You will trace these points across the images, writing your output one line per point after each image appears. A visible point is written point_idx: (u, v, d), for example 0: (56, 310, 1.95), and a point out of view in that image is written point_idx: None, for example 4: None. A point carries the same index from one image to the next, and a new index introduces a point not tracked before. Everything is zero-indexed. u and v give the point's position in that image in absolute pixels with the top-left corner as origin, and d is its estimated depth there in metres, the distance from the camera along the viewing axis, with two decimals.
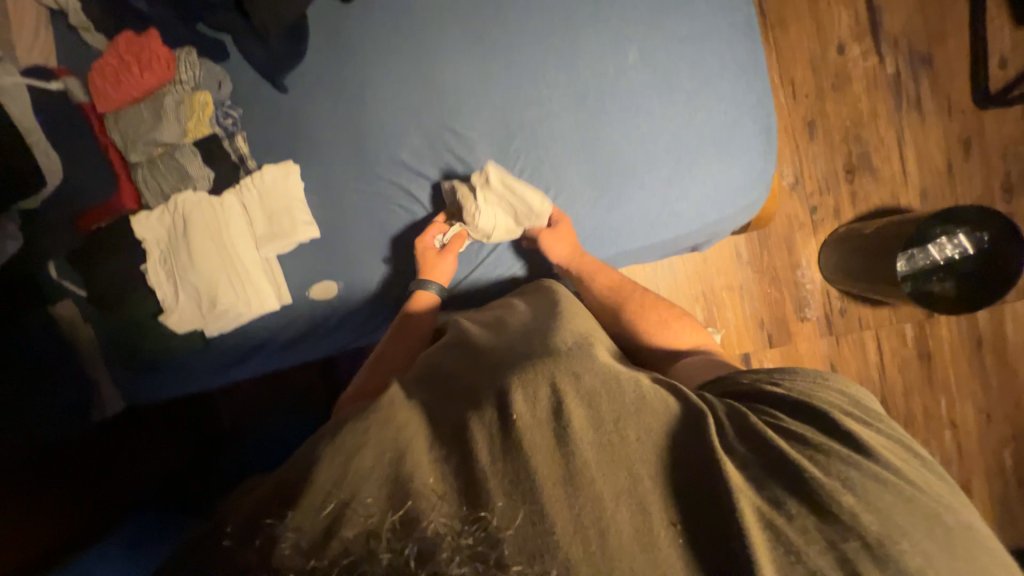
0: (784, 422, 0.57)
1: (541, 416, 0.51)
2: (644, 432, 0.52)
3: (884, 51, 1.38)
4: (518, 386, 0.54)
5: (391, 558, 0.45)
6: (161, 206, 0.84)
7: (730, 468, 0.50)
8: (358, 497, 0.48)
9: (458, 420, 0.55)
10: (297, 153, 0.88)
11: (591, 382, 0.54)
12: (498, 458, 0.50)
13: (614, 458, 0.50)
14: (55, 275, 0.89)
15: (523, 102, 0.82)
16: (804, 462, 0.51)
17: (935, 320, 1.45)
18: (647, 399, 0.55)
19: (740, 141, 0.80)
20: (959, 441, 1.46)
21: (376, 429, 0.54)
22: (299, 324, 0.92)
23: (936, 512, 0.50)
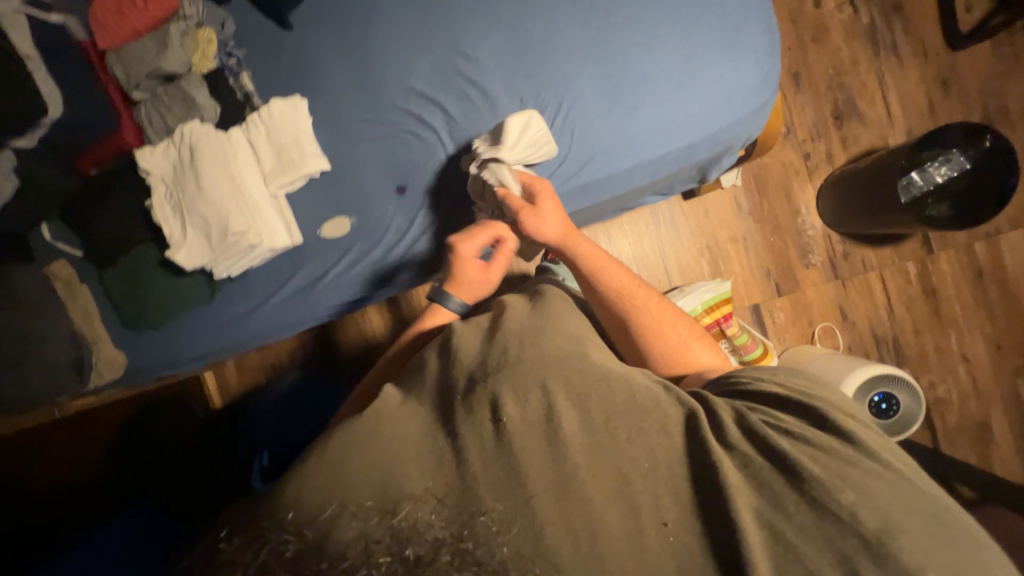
0: (785, 423, 0.59)
1: (530, 418, 0.55)
2: (636, 433, 0.56)
3: (859, 2, 1.45)
4: (509, 390, 0.57)
5: (390, 561, 0.39)
6: (166, 140, 0.82)
7: (732, 469, 0.54)
8: (358, 503, 0.47)
9: (449, 429, 0.56)
10: (304, 85, 0.87)
11: (581, 384, 0.60)
12: (490, 458, 0.52)
13: (608, 461, 0.54)
14: (49, 236, 0.90)
15: (531, 18, 0.83)
16: (802, 454, 0.54)
17: (935, 256, 1.48)
18: (641, 400, 0.59)
19: (747, 40, 0.82)
20: (974, 374, 1.47)
21: (374, 442, 0.54)
22: (311, 267, 0.89)
23: (934, 509, 0.51)
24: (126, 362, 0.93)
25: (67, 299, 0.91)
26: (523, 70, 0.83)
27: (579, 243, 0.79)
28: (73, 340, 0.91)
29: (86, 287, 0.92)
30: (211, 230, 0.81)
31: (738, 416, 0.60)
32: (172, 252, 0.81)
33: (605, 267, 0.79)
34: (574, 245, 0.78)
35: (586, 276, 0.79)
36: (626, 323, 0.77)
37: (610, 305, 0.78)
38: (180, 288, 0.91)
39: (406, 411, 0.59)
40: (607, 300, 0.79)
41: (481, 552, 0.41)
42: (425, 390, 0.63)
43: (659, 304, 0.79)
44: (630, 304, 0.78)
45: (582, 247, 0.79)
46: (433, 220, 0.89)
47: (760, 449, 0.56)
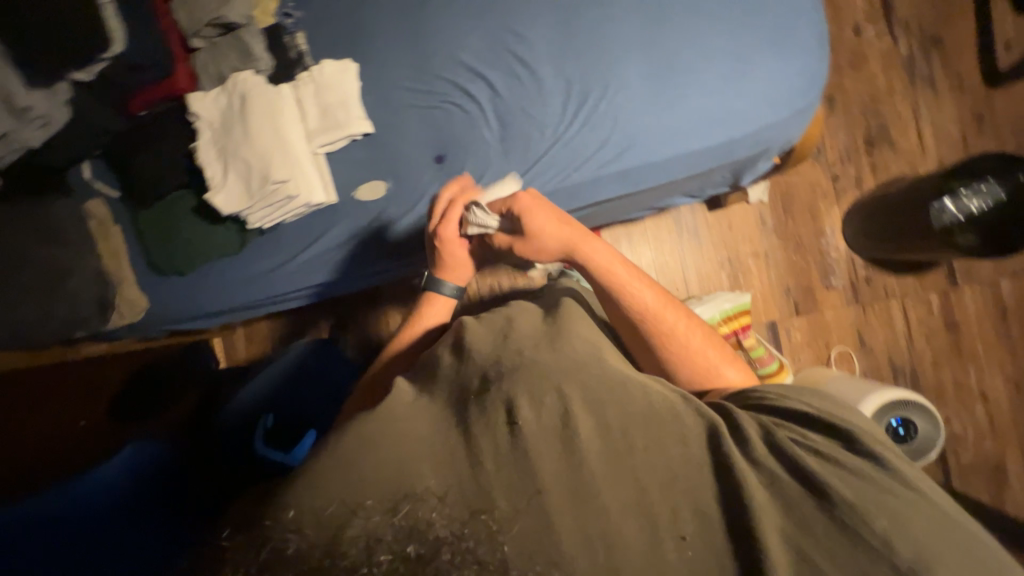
0: (812, 440, 0.51)
1: (546, 422, 0.50)
2: (652, 444, 0.50)
3: (898, 32, 1.46)
4: (525, 393, 0.52)
5: (391, 559, 0.37)
6: (219, 87, 0.85)
7: (751, 482, 0.47)
8: (359, 503, 0.45)
9: (459, 427, 0.52)
10: (357, 49, 0.89)
11: (595, 389, 0.53)
12: (508, 464, 0.47)
13: (624, 468, 0.48)
14: (88, 174, 0.95)
15: (584, 5, 0.85)
16: (828, 472, 0.47)
17: (959, 289, 1.46)
18: (655, 410, 0.53)
19: (797, 42, 0.83)
20: (991, 413, 1.44)
21: (382, 437, 0.51)
22: (325, 245, 0.91)
23: (977, 540, 0.44)
24: (146, 307, 0.95)
25: (98, 238, 0.92)
26: (572, 52, 0.85)
27: (584, 245, 0.73)
28: (99, 279, 0.90)
29: (118, 228, 0.94)
30: (249, 176, 0.83)
31: (760, 429, 0.53)
32: (211, 194, 0.84)
33: (626, 277, 0.71)
34: (578, 249, 0.73)
35: (599, 288, 0.72)
36: (652, 347, 0.69)
37: (637, 326, 0.69)
38: (210, 236, 0.91)
39: (418, 409, 0.56)
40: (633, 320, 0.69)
41: (479, 549, 0.39)
42: (440, 384, 0.59)
43: (692, 327, 0.70)
44: (661, 327, 0.68)
45: (591, 248, 0.72)
46: None
47: (779, 465, 0.49)
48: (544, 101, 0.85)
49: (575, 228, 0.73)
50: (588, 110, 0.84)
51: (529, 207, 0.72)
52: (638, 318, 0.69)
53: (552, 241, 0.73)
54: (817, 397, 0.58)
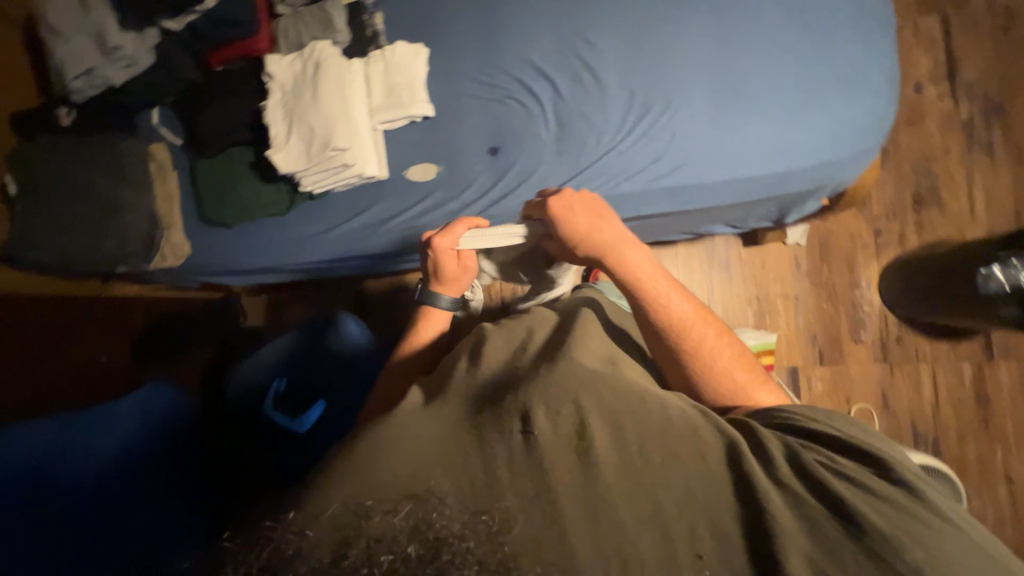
0: (841, 466, 0.46)
1: (562, 434, 0.44)
2: (669, 456, 0.44)
3: (961, 95, 1.44)
4: (541, 402, 0.46)
5: (392, 560, 0.34)
6: (296, 53, 0.89)
7: (777, 503, 0.41)
8: (361, 503, 0.39)
9: (473, 430, 0.46)
10: (430, 37, 0.92)
11: (613, 402, 0.47)
12: (525, 477, 0.42)
13: (638, 481, 0.42)
14: (156, 120, 0.97)
15: (657, 23, 0.86)
16: (862, 497, 0.42)
17: (994, 363, 1.41)
18: (673, 424, 0.46)
19: (866, 85, 0.83)
20: (1015, 497, 1.37)
21: (396, 434, 0.46)
22: (363, 219, 0.92)
23: None
24: (189, 254, 0.97)
25: (156, 179, 0.95)
26: (639, 66, 0.86)
27: (615, 242, 0.68)
28: (150, 220, 0.93)
29: (176, 173, 0.96)
30: (311, 139, 0.85)
31: (788, 450, 0.47)
32: (271, 151, 0.86)
33: (658, 285, 0.66)
34: (616, 255, 0.68)
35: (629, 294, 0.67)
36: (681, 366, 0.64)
37: (664, 342, 0.65)
38: (260, 193, 0.93)
39: (428, 418, 0.49)
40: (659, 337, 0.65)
41: (479, 551, 0.36)
42: (455, 384, 0.53)
43: (722, 344, 0.65)
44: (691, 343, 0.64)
45: (628, 254, 0.67)
46: (508, 195, 0.89)
47: (809, 490, 0.43)
48: (606, 109, 0.86)
49: (614, 226, 0.68)
50: (647, 124, 0.85)
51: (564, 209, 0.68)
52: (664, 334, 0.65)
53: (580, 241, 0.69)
54: (842, 422, 0.53)
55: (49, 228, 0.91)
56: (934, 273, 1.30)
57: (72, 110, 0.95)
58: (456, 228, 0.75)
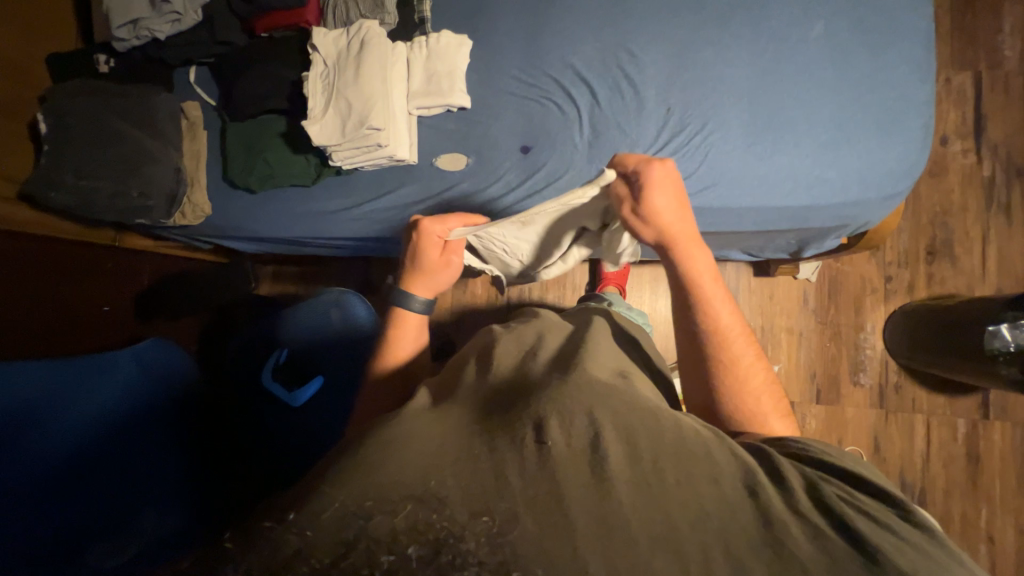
0: (859, 500, 0.43)
1: (576, 447, 0.42)
2: (681, 475, 0.41)
3: (985, 153, 1.45)
4: (555, 412, 0.44)
5: (393, 560, 0.34)
6: (342, 29, 0.89)
7: (794, 534, 0.38)
8: (359, 503, 0.37)
9: (484, 430, 0.45)
10: (475, 30, 0.93)
11: (627, 416, 0.46)
12: (535, 480, 0.39)
13: (651, 499, 0.40)
14: (192, 79, 0.98)
15: (700, 43, 0.87)
16: (889, 539, 0.38)
17: (989, 423, 1.41)
18: (687, 444, 0.44)
19: (900, 130, 0.84)
20: (994, 559, 1.37)
21: (405, 425, 0.46)
22: (389, 202, 0.93)
23: None
24: (208, 215, 0.97)
25: (186, 138, 0.96)
26: (679, 84, 0.87)
27: (680, 236, 0.63)
28: (176, 176, 0.93)
29: (206, 133, 0.97)
30: (347, 115, 0.85)
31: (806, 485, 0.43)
32: (306, 122, 0.87)
33: (710, 291, 0.63)
34: (679, 249, 0.63)
35: (677, 290, 0.65)
36: (699, 373, 0.64)
37: (693, 345, 0.64)
38: (289, 161, 0.92)
39: (440, 415, 0.48)
40: (687, 337, 0.65)
41: (478, 551, 0.35)
42: (463, 385, 0.53)
43: (754, 373, 0.62)
44: (717, 359, 0.63)
45: (693, 252, 0.63)
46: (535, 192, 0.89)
47: (828, 525, 0.40)
48: (641, 122, 0.87)
49: (684, 218, 0.62)
50: (680, 141, 0.85)
51: (661, 183, 0.61)
52: (696, 337, 0.64)
53: (657, 220, 0.62)
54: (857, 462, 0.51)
55: (67, 169, 0.89)
56: (937, 327, 1.31)
57: (110, 58, 0.97)
58: (449, 220, 0.74)
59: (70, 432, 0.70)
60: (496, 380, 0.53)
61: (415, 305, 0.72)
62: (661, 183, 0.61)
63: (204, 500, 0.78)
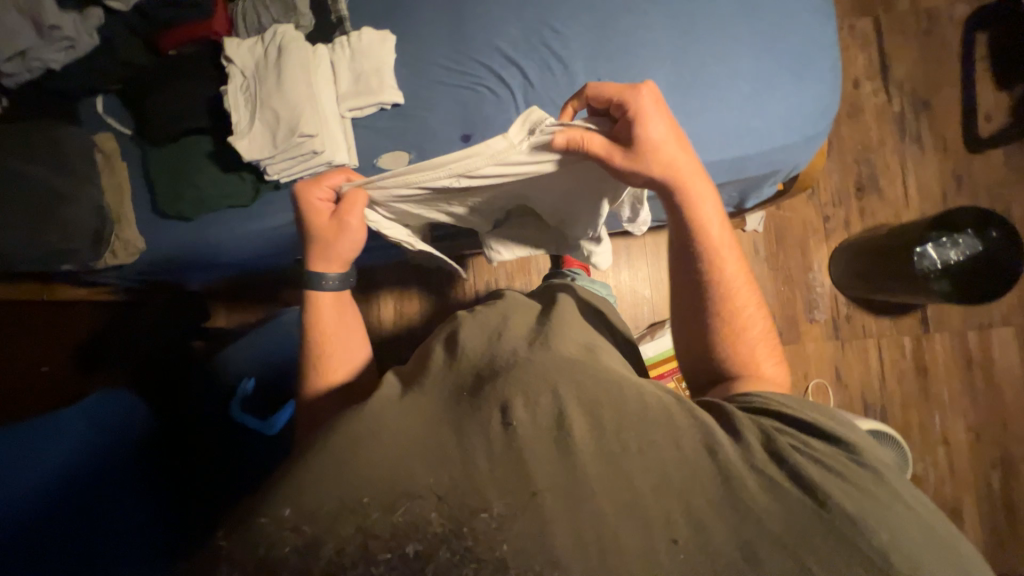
0: (810, 446, 0.46)
1: (542, 425, 0.42)
2: (646, 445, 0.42)
3: (893, 91, 1.56)
4: (520, 393, 0.44)
5: (391, 558, 0.34)
6: (256, 37, 0.86)
7: (751, 488, 0.41)
8: (357, 500, 0.38)
9: (454, 421, 0.44)
10: (396, 24, 0.91)
11: (591, 387, 0.46)
12: (505, 463, 0.40)
13: (615, 469, 0.41)
14: (100, 110, 0.91)
15: (619, 12, 0.89)
16: (834, 481, 0.42)
17: (930, 336, 1.53)
18: (652, 411, 0.45)
19: (812, 74, 0.89)
20: (952, 457, 1.50)
21: (373, 420, 0.44)
22: None
23: (954, 543, 0.41)
24: (142, 250, 0.92)
25: (104, 173, 0.90)
26: (605, 54, 0.88)
27: (685, 171, 0.63)
28: (97, 213, 0.87)
29: (125, 165, 0.91)
30: (275, 126, 0.82)
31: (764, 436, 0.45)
32: (233, 138, 0.83)
33: (711, 225, 0.65)
34: (682, 188, 0.63)
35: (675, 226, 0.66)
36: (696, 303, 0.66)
37: (691, 278, 0.67)
38: (222, 181, 0.88)
39: (410, 405, 0.47)
40: (683, 271, 0.67)
41: (478, 548, 0.35)
42: (431, 373, 0.52)
43: (753, 305, 0.66)
44: (717, 292, 0.65)
45: (698, 188, 0.64)
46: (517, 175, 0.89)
47: (783, 473, 0.42)
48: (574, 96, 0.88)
49: (683, 153, 0.63)
50: None
51: (660, 113, 0.62)
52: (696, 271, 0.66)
53: (658, 154, 0.61)
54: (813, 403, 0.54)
55: None
56: (875, 255, 1.40)
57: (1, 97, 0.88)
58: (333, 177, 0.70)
59: (44, 470, 0.69)
60: (466, 361, 0.53)
61: (324, 283, 0.68)
62: (654, 109, 0.61)
63: (182, 533, 0.74)
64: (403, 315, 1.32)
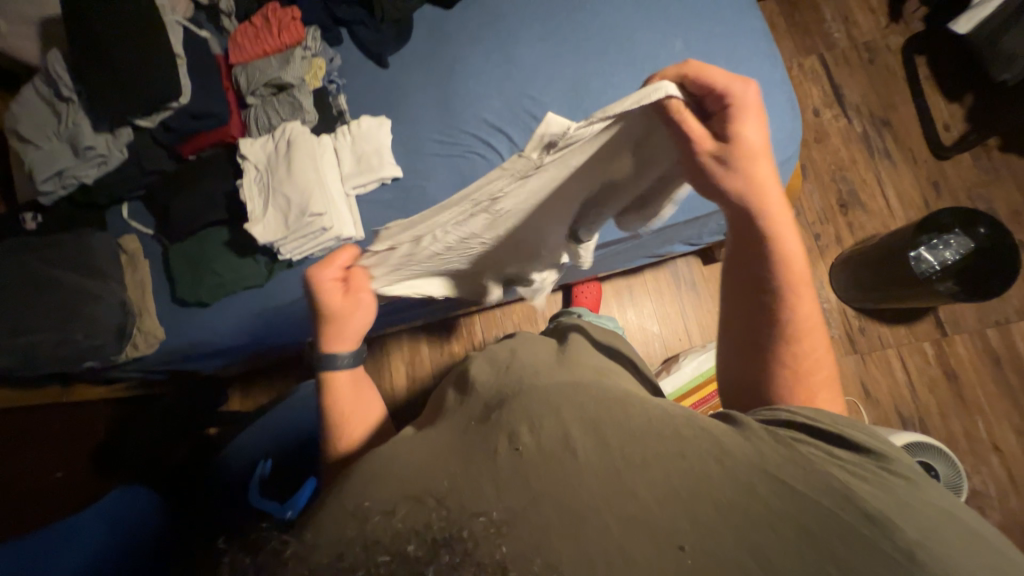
0: (809, 444, 0.46)
1: (546, 446, 0.43)
2: (651, 456, 0.42)
3: (852, 114, 1.68)
4: (524, 421, 0.46)
5: (389, 560, 0.32)
6: (268, 134, 0.95)
7: (759, 485, 0.40)
8: (358, 504, 0.40)
9: (466, 454, 0.45)
10: (391, 110, 1.01)
11: (590, 407, 0.47)
12: (505, 481, 0.40)
13: (619, 483, 0.40)
14: (126, 215, 0.98)
15: (589, 75, 0.99)
16: (851, 482, 0.41)
17: (950, 339, 1.51)
18: (656, 424, 0.45)
19: (773, 106, 0.97)
20: (1009, 466, 1.41)
21: (388, 461, 0.47)
22: None
23: (980, 533, 0.38)
24: (161, 339, 0.94)
25: (128, 270, 0.96)
26: (582, 113, 0.97)
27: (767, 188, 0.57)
28: (121, 310, 0.92)
29: (146, 261, 0.97)
30: (288, 209, 0.89)
31: (776, 441, 0.45)
32: (249, 225, 0.90)
33: (790, 242, 0.58)
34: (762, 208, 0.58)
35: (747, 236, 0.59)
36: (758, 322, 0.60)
37: (756, 299, 0.60)
38: (241, 267, 0.93)
39: (425, 445, 0.49)
40: (747, 284, 0.60)
41: (478, 551, 0.33)
42: (447, 414, 0.55)
43: (822, 339, 0.60)
44: (784, 323, 0.59)
45: (779, 214, 0.58)
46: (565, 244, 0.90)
47: (799, 476, 0.41)
48: None
49: (773, 162, 0.56)
50: None
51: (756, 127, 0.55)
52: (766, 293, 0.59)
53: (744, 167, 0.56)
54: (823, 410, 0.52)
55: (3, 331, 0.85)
56: (873, 266, 1.42)
57: (38, 215, 0.96)
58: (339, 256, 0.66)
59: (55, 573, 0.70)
60: (480, 393, 0.55)
61: (339, 362, 0.68)
62: (750, 119, 0.54)
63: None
64: (418, 378, 1.34)
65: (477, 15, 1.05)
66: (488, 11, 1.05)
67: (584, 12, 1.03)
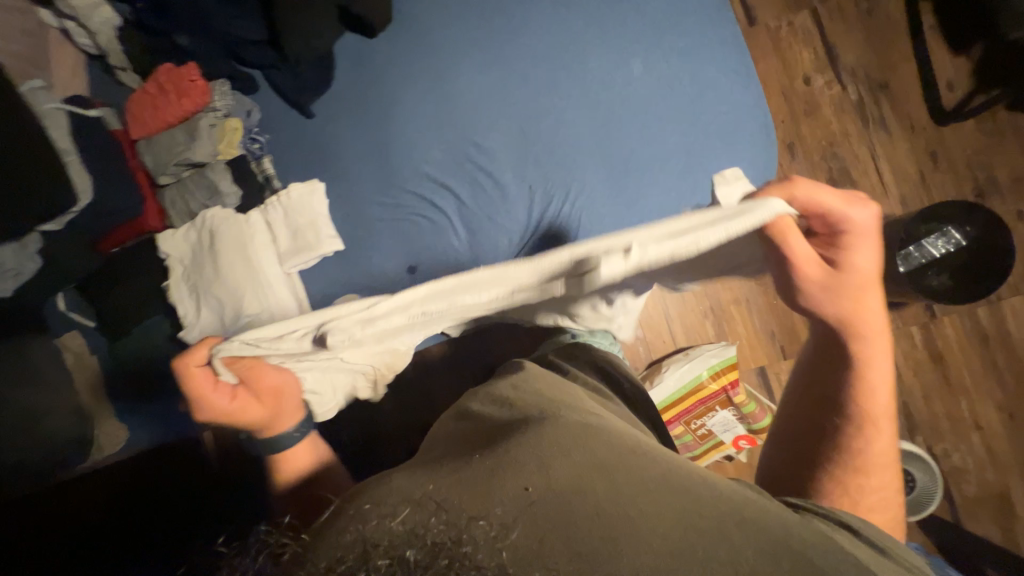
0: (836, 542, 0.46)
1: (557, 480, 0.40)
2: (668, 505, 0.40)
3: (846, 78, 1.51)
4: (534, 458, 0.43)
5: (388, 563, 0.31)
6: (188, 223, 0.89)
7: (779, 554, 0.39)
8: (357, 508, 0.41)
9: (467, 469, 0.43)
10: (323, 172, 0.91)
11: (606, 453, 0.45)
12: (511, 500, 0.38)
13: (633, 514, 0.39)
14: (62, 305, 0.95)
15: (537, 113, 0.88)
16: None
17: (938, 320, 1.46)
18: (671, 479, 0.44)
19: (742, 135, 0.89)
20: (988, 442, 1.44)
21: (387, 481, 0.45)
22: None
23: None
24: (123, 437, 0.95)
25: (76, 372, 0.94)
26: (533, 160, 0.88)
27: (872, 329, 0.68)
28: (77, 420, 0.90)
29: (95, 357, 0.96)
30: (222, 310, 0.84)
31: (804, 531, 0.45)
32: (184, 330, 0.86)
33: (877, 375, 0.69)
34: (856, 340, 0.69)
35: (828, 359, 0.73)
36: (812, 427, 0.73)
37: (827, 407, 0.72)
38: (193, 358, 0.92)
39: (417, 471, 0.46)
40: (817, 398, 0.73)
41: (477, 554, 0.32)
42: (451, 441, 0.53)
43: (887, 479, 0.69)
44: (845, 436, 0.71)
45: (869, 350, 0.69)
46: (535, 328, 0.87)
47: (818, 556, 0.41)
48: (509, 208, 0.88)
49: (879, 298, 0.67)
50: (554, 214, 0.88)
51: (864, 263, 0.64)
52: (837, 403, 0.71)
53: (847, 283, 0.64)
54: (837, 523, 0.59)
55: None
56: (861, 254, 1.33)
57: None
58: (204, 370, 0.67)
59: None
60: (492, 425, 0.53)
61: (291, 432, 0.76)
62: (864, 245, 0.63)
63: None
64: None
65: (409, 42, 0.91)
66: (422, 36, 0.91)
67: (527, 32, 0.89)
